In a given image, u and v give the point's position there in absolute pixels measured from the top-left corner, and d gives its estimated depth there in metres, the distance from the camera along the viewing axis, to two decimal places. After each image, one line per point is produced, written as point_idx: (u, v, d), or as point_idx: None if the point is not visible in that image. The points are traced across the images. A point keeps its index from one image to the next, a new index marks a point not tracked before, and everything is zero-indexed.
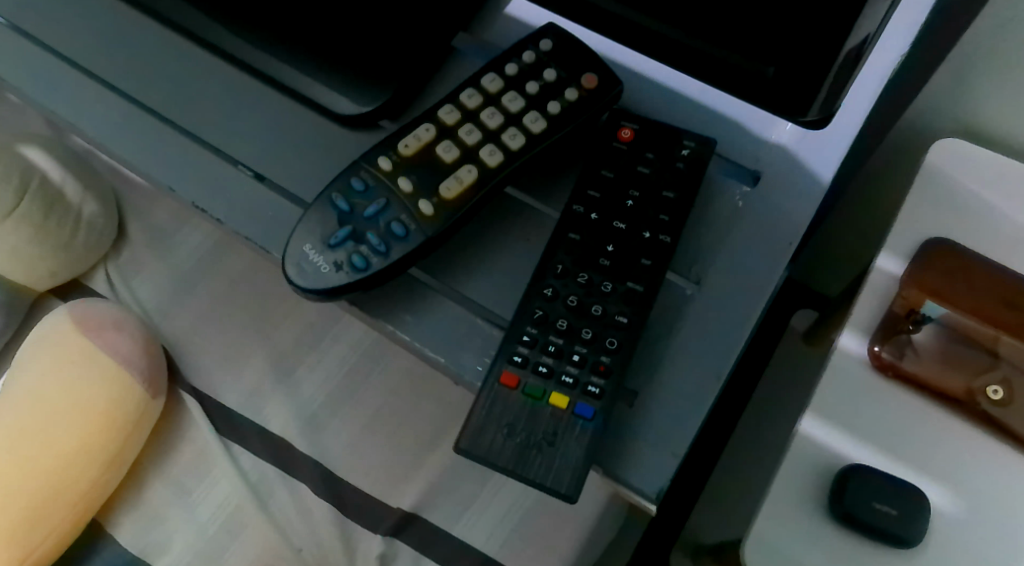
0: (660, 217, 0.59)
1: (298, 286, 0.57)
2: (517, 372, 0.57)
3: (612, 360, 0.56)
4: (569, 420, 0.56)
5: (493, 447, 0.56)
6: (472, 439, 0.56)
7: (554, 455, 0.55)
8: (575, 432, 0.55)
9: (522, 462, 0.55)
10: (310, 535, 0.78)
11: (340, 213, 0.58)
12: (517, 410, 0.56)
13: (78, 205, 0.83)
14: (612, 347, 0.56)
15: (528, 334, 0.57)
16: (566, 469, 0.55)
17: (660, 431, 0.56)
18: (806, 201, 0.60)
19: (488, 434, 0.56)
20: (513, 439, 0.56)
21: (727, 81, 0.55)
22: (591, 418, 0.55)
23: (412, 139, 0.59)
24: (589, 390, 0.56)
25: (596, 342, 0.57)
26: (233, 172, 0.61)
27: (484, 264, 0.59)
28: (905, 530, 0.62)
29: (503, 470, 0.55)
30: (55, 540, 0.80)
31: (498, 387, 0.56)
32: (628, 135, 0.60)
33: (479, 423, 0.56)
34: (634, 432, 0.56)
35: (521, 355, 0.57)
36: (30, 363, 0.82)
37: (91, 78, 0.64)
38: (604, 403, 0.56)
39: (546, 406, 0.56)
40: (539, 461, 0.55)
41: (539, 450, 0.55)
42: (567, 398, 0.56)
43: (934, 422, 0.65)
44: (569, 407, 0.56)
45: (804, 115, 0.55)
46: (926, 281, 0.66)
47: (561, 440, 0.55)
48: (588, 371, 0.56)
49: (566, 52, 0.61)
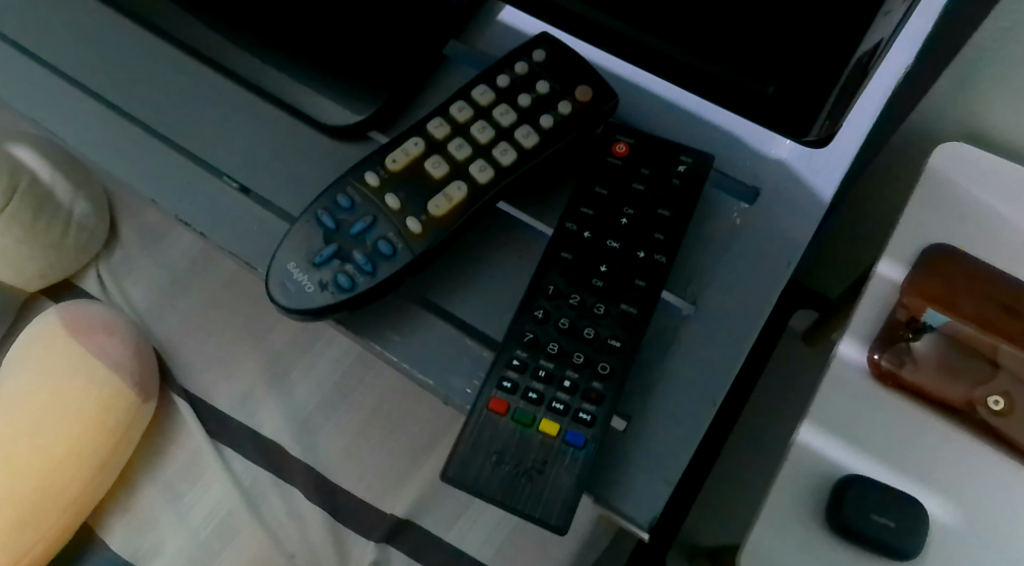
0: (655, 236, 0.57)
1: (282, 305, 0.56)
2: (506, 398, 0.55)
3: (604, 387, 0.55)
4: (559, 447, 0.54)
5: (481, 474, 0.54)
6: (459, 467, 0.54)
7: (544, 484, 0.54)
8: (566, 460, 0.54)
9: (510, 491, 0.54)
10: (303, 540, 0.77)
11: (326, 231, 0.57)
12: (506, 437, 0.55)
13: (68, 206, 0.82)
14: (605, 372, 0.55)
15: (518, 357, 0.56)
16: (557, 498, 0.54)
17: (654, 457, 0.55)
18: (803, 216, 0.59)
19: (476, 460, 0.55)
20: (502, 467, 0.54)
21: (729, 99, 0.54)
22: (583, 446, 0.54)
23: (400, 154, 0.58)
24: (581, 417, 0.55)
25: (588, 367, 0.56)
26: (219, 184, 0.60)
27: (474, 283, 0.58)
28: (902, 543, 0.61)
29: (491, 499, 0.54)
30: (45, 545, 0.79)
31: (487, 413, 0.55)
32: (623, 149, 0.59)
33: (468, 449, 0.55)
34: (626, 458, 0.55)
35: (511, 381, 0.56)
36: (19, 366, 0.81)
37: (75, 83, 0.63)
38: (596, 431, 0.54)
39: (536, 433, 0.55)
40: (528, 490, 0.54)
41: (528, 479, 0.54)
42: (557, 425, 0.55)
43: (936, 433, 0.64)
44: (560, 434, 0.55)
45: (807, 134, 0.54)
46: (928, 289, 0.64)
47: (551, 469, 0.54)
48: (579, 398, 0.55)
49: (559, 63, 0.60)
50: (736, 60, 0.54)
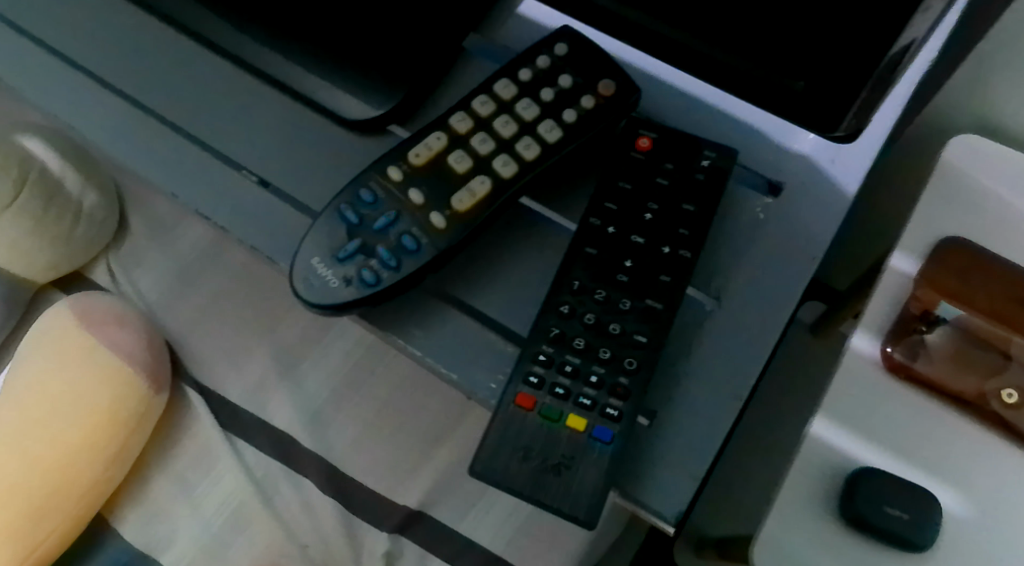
0: (680, 231, 0.57)
1: (306, 300, 0.56)
2: (532, 393, 0.55)
3: (630, 382, 0.55)
4: (586, 442, 0.54)
5: (510, 468, 0.54)
6: (487, 462, 0.54)
7: (571, 479, 0.54)
8: (593, 455, 0.54)
9: (539, 486, 0.54)
10: (316, 532, 0.77)
11: (349, 225, 0.57)
12: (532, 432, 0.55)
13: (78, 196, 0.81)
14: (631, 368, 0.55)
15: (544, 353, 0.56)
16: (584, 493, 0.54)
17: (680, 453, 0.55)
18: (824, 212, 0.59)
19: (505, 456, 0.54)
20: (530, 462, 0.54)
21: (759, 95, 0.57)
22: (610, 442, 0.54)
23: (423, 149, 0.58)
24: (608, 413, 0.55)
25: (614, 362, 0.55)
26: (237, 177, 0.60)
27: (495, 278, 0.58)
28: (914, 534, 0.61)
29: (519, 495, 0.54)
30: (59, 535, 0.80)
31: (513, 408, 0.55)
32: (647, 144, 0.59)
33: (496, 444, 0.55)
34: (651, 453, 0.55)
35: (537, 376, 0.55)
36: (32, 356, 0.81)
37: (90, 77, 0.63)
38: (623, 427, 0.54)
39: (563, 429, 0.55)
40: (556, 485, 0.54)
41: (556, 474, 0.54)
42: (584, 421, 0.55)
43: (948, 425, 0.64)
44: (587, 429, 0.55)
45: (836, 128, 0.57)
46: (940, 282, 0.65)
47: (579, 464, 0.54)
48: (606, 393, 0.55)
49: (582, 56, 0.60)
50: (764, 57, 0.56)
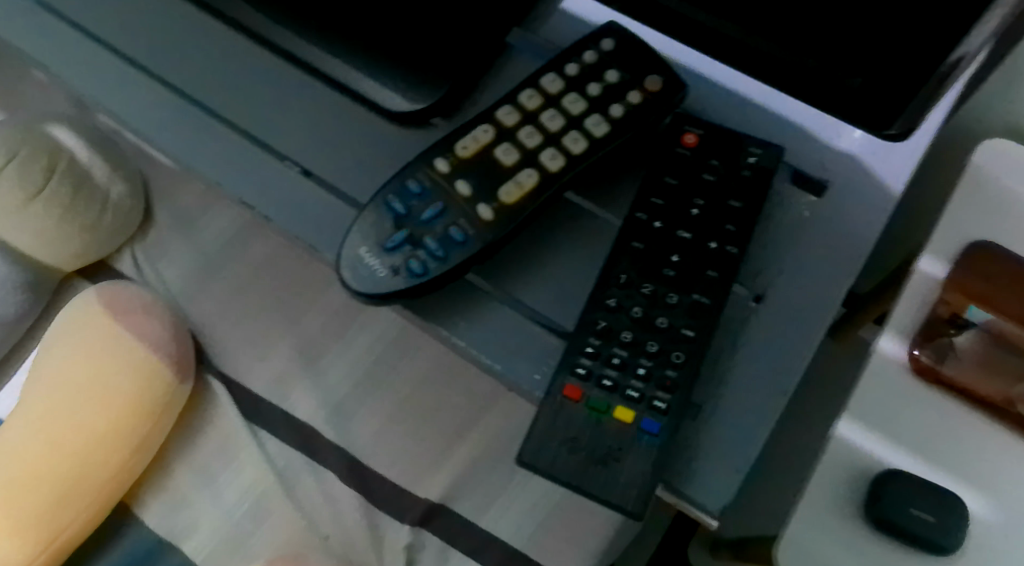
0: (726, 227, 0.57)
1: (354, 289, 0.56)
2: (580, 385, 0.55)
3: (678, 375, 0.55)
4: (634, 435, 0.55)
5: (558, 459, 0.54)
6: (534, 452, 0.55)
7: (619, 471, 0.54)
8: (641, 447, 0.54)
9: (587, 476, 0.54)
10: (338, 524, 0.78)
11: (396, 216, 0.57)
12: (579, 423, 0.55)
13: (104, 187, 0.83)
14: (678, 362, 0.55)
15: (591, 345, 0.56)
16: (632, 485, 0.54)
17: (726, 448, 0.55)
18: (867, 211, 0.59)
19: (552, 446, 0.55)
20: (577, 454, 0.55)
21: (807, 89, 0.54)
22: (658, 434, 0.54)
23: (470, 141, 0.58)
24: (655, 406, 0.55)
25: (661, 356, 0.56)
26: (281, 167, 0.60)
27: (540, 271, 0.58)
28: (941, 537, 0.61)
29: (567, 485, 0.54)
30: (85, 519, 0.82)
31: (560, 400, 0.55)
32: (693, 140, 0.59)
33: (542, 435, 0.55)
34: (697, 447, 0.55)
35: (585, 368, 0.56)
36: (61, 343, 0.83)
37: (132, 65, 0.63)
38: (671, 419, 0.54)
39: (611, 420, 0.55)
40: (604, 475, 0.54)
41: (604, 466, 0.54)
42: (633, 413, 0.55)
43: (976, 429, 0.64)
44: (635, 422, 0.55)
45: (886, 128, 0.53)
46: (969, 286, 0.64)
47: (626, 456, 0.54)
48: (653, 386, 0.55)
49: (629, 53, 0.60)
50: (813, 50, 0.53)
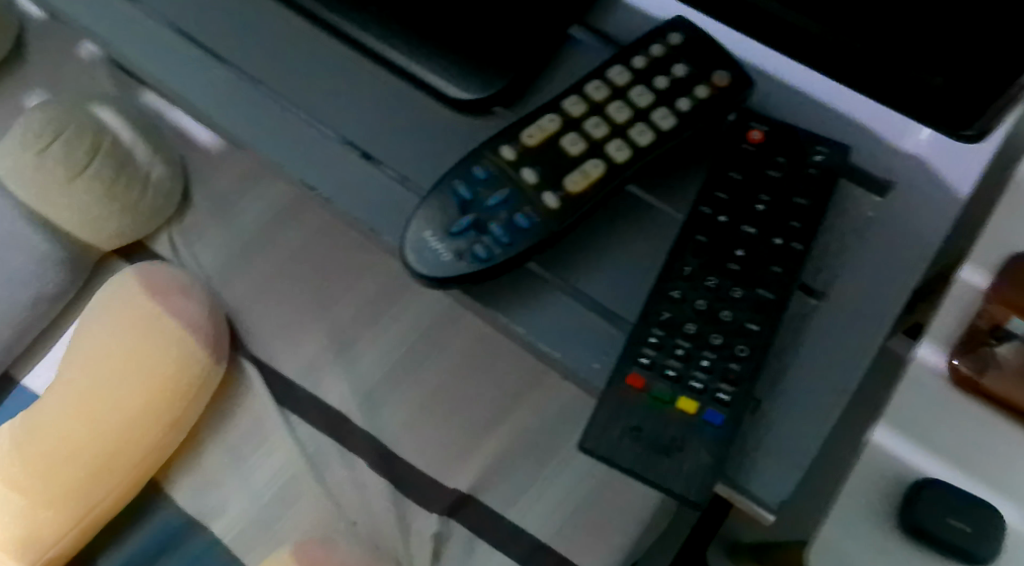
0: (791, 223, 0.57)
1: (418, 272, 0.57)
2: (644, 375, 0.56)
3: (741, 368, 0.55)
4: (696, 425, 0.55)
5: (620, 446, 0.55)
6: (595, 438, 0.55)
7: (682, 462, 0.54)
8: (703, 437, 0.54)
9: (649, 463, 0.54)
10: (365, 508, 0.77)
11: (462, 201, 0.57)
12: (641, 411, 0.55)
13: (145, 167, 0.85)
14: (742, 355, 0.55)
15: (654, 336, 0.56)
16: (693, 474, 0.54)
17: (786, 443, 0.55)
18: (929, 213, 0.59)
19: (613, 434, 0.55)
20: (638, 442, 0.55)
21: (884, 90, 0.53)
22: (722, 425, 0.54)
23: (536, 130, 0.59)
24: (719, 397, 0.55)
25: (725, 348, 0.56)
26: (345, 153, 0.60)
27: (602, 261, 0.58)
28: (975, 547, 0.61)
29: (628, 471, 0.55)
30: (115, 497, 0.81)
31: (622, 389, 0.55)
32: (758, 136, 0.59)
33: (604, 422, 0.55)
34: (757, 442, 0.55)
35: (648, 358, 0.56)
36: (100, 322, 0.84)
37: (194, 45, 0.64)
38: (733, 411, 0.54)
39: (673, 411, 0.55)
40: (666, 465, 0.54)
41: (666, 454, 0.54)
42: (696, 404, 0.55)
43: (1015, 440, 0.64)
44: (698, 413, 0.55)
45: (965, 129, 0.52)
46: (1012, 297, 0.64)
47: (688, 445, 0.54)
48: (716, 379, 0.55)
49: (697, 48, 0.60)
50: (891, 50, 0.52)
